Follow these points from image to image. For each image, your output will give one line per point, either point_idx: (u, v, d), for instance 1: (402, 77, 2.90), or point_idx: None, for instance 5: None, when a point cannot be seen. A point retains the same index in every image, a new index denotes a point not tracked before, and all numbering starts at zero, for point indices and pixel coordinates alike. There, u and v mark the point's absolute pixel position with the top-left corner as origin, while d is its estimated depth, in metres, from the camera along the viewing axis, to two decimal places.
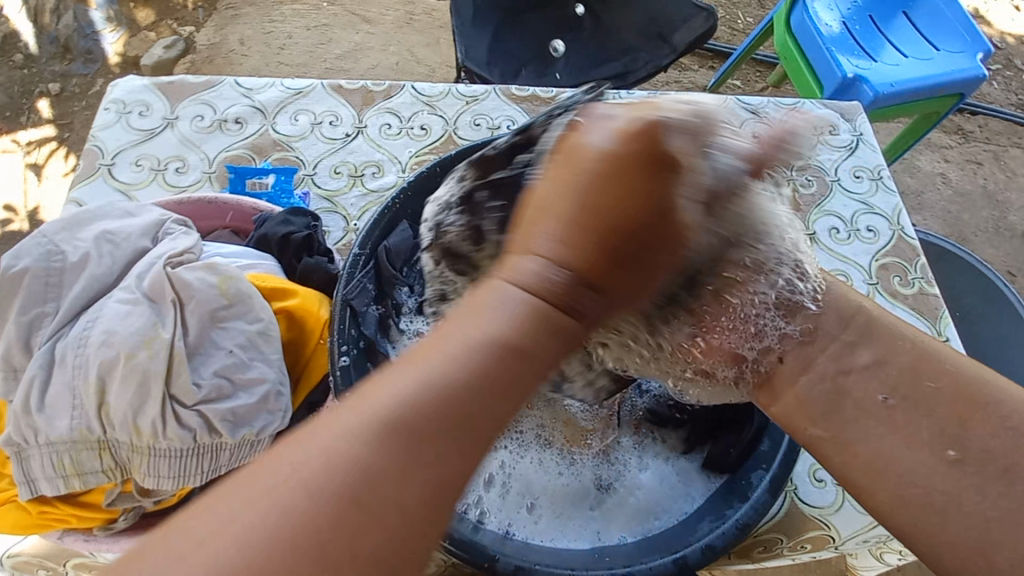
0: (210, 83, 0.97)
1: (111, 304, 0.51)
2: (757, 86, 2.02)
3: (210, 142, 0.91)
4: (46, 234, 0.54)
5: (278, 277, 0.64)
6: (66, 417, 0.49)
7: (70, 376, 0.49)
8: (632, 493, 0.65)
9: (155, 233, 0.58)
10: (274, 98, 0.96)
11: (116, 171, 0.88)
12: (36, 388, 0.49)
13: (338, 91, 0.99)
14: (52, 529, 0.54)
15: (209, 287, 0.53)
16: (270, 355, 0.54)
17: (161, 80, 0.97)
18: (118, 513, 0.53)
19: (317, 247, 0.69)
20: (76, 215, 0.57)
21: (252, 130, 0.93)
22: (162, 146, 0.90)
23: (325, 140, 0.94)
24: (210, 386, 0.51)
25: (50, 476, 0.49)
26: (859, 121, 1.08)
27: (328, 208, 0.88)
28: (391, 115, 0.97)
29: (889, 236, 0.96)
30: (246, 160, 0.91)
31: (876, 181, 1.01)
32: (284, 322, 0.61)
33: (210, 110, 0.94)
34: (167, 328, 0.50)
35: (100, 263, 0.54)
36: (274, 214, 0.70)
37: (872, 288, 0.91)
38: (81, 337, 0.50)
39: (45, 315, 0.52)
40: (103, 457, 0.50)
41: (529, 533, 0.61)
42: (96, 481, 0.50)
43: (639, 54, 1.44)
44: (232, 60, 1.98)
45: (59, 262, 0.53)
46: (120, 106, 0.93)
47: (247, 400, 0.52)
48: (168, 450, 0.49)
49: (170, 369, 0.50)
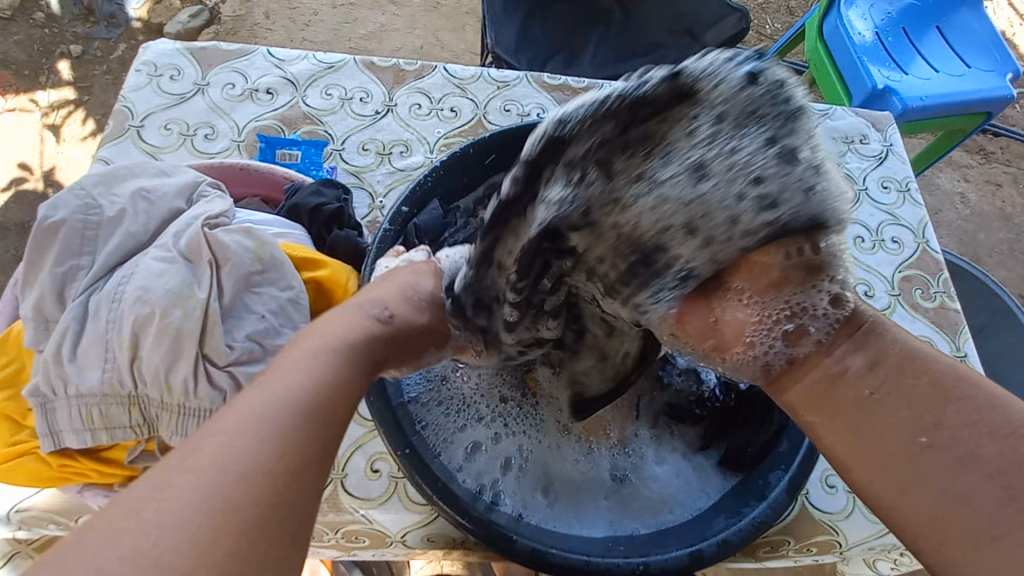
0: (243, 51, 0.96)
1: (147, 261, 0.51)
2: None
3: (239, 111, 0.91)
4: (84, 187, 0.54)
5: (308, 247, 0.64)
6: (97, 370, 0.49)
7: (104, 329, 0.49)
8: (648, 485, 0.65)
9: (190, 194, 0.58)
10: (305, 71, 0.96)
11: (144, 133, 0.87)
12: (69, 338, 0.49)
13: (370, 68, 0.98)
14: (73, 482, 0.54)
15: (244, 250, 0.53)
16: (300, 323, 0.54)
17: (192, 45, 0.96)
18: (137, 471, 0.54)
19: (347, 221, 0.69)
20: (113, 170, 0.56)
21: (282, 102, 0.93)
22: (192, 112, 0.90)
23: (355, 116, 0.93)
24: (241, 349, 0.51)
25: (78, 428, 0.49)
26: (889, 132, 1.07)
27: (355, 184, 0.88)
28: (421, 96, 0.97)
29: (914, 249, 0.96)
30: (275, 130, 0.90)
31: (904, 193, 1.01)
32: (312, 291, 0.61)
33: (241, 79, 0.94)
34: (202, 289, 0.50)
35: (137, 220, 0.54)
36: (306, 184, 0.69)
37: (893, 299, 0.91)
38: (116, 292, 0.50)
39: (80, 268, 0.52)
40: (131, 412, 0.50)
41: (544, 517, 0.61)
42: (123, 436, 0.50)
43: (668, 52, 1.43)
44: (255, 33, 1.97)
45: (96, 217, 0.53)
46: (152, 69, 0.93)
47: None
48: (196, 409, 0.49)
49: (203, 329, 0.50)
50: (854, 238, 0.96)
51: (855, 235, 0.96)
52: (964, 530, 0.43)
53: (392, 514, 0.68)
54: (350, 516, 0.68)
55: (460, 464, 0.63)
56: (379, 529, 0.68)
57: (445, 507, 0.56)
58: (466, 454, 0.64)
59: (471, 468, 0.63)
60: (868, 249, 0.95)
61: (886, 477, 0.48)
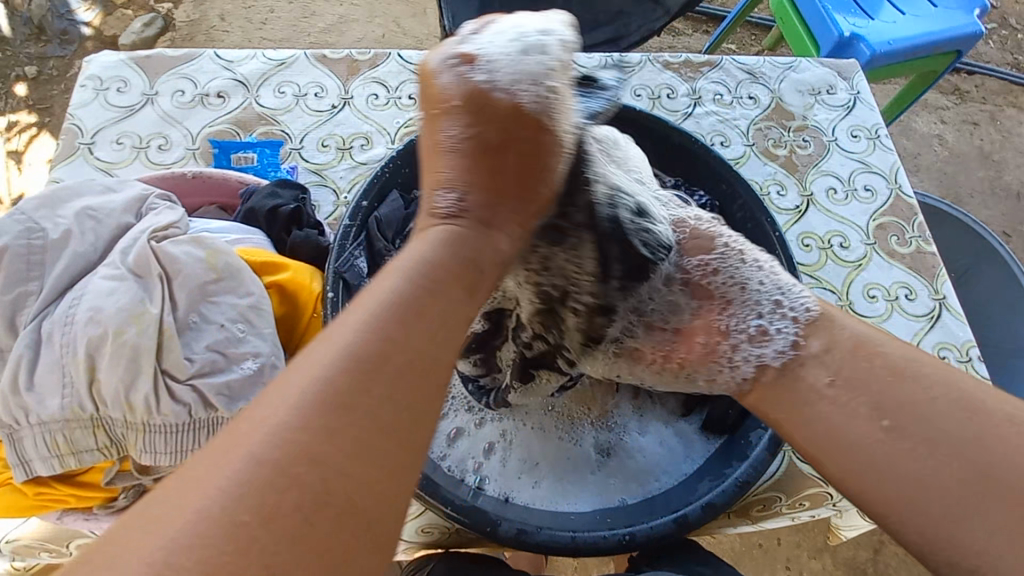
0: (189, 56, 0.93)
1: (95, 282, 0.49)
2: (752, 50, 2.03)
3: (192, 118, 0.89)
4: (24, 212, 0.52)
5: (268, 251, 0.62)
6: (56, 396, 0.47)
7: (59, 354, 0.47)
8: (633, 455, 0.65)
9: (138, 209, 0.57)
10: (255, 70, 0.93)
11: (96, 149, 0.85)
12: (24, 367, 0.47)
13: (322, 62, 0.96)
14: (51, 509, 0.53)
15: (197, 261, 0.52)
16: (264, 329, 0.53)
17: (137, 54, 0.93)
18: (118, 491, 0.54)
19: (306, 221, 0.67)
20: (54, 192, 0.55)
21: (235, 105, 0.90)
22: (144, 123, 0.88)
23: (311, 113, 0.91)
24: (202, 360, 0.50)
25: (44, 456, 0.48)
26: (856, 79, 1.06)
27: (317, 182, 0.86)
28: (377, 85, 0.95)
29: (886, 196, 0.96)
30: (230, 135, 0.88)
31: (874, 139, 1.01)
32: (275, 296, 0.60)
33: (191, 85, 0.91)
34: (155, 303, 0.49)
35: (83, 240, 0.52)
36: (261, 187, 0.68)
37: (870, 248, 0.92)
38: (67, 315, 0.48)
39: (28, 295, 0.50)
40: (97, 435, 0.49)
41: (531, 498, 0.61)
42: (92, 459, 0.49)
43: (632, 18, 1.43)
44: (213, 37, 1.93)
45: (40, 241, 0.51)
46: (97, 83, 0.90)
47: (241, 373, 0.51)
48: (162, 426, 0.49)
49: (160, 344, 0.49)
50: (827, 189, 0.96)
51: (827, 186, 0.96)
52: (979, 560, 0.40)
53: None
54: None
55: (443, 453, 0.63)
56: None
57: (427, 498, 0.56)
58: (449, 441, 0.64)
59: (455, 455, 0.63)
60: (841, 199, 0.95)
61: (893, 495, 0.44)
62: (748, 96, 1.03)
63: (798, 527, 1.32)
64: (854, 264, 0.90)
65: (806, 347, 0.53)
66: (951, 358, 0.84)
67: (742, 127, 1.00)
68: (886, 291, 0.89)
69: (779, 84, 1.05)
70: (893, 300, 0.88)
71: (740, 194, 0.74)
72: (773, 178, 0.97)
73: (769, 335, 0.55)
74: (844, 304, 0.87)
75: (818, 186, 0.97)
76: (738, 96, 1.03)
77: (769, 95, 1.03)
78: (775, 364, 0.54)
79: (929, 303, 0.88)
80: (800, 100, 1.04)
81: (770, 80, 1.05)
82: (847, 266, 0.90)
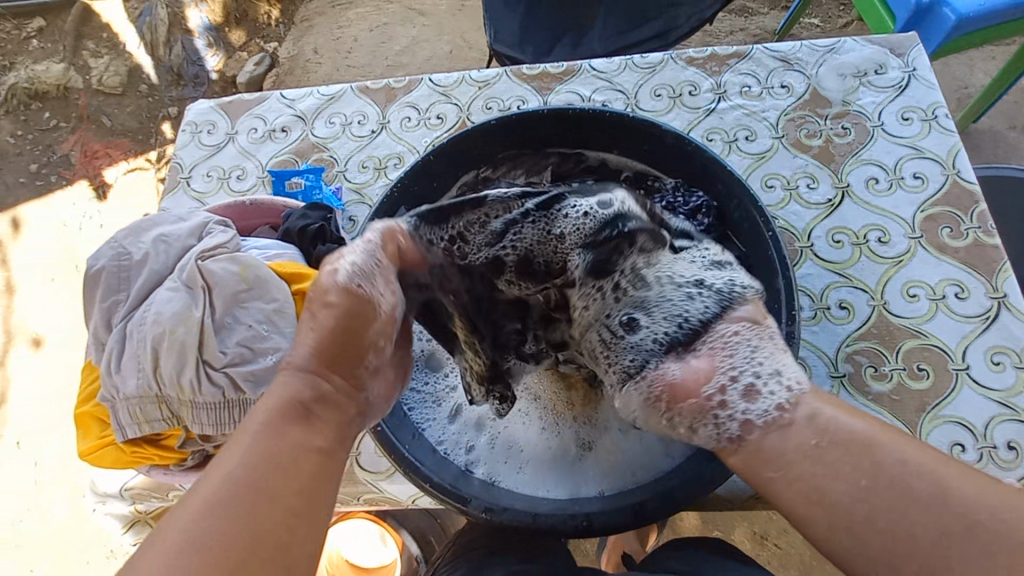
0: (261, 98, 1.11)
1: (159, 292, 0.64)
2: (837, 23, 1.88)
3: (262, 150, 1.06)
4: (118, 240, 0.69)
5: (296, 263, 0.75)
6: (134, 378, 0.63)
7: (135, 347, 0.63)
8: (615, 450, 0.69)
9: (200, 232, 0.72)
10: (311, 105, 1.09)
11: (192, 182, 1.06)
12: (114, 356, 0.64)
13: (365, 92, 1.09)
14: (142, 464, 0.70)
15: (231, 274, 0.65)
16: (285, 328, 0.66)
17: (223, 100, 1.13)
18: (188, 454, 0.69)
19: (330, 236, 0.79)
20: (141, 223, 0.71)
21: (294, 137, 1.06)
22: (226, 158, 1.07)
23: (354, 138, 1.04)
24: (233, 353, 0.64)
25: (129, 423, 0.63)
26: (912, 55, 0.97)
27: (357, 200, 0.99)
28: (411, 109, 1.06)
29: (941, 183, 0.87)
30: (290, 163, 1.04)
31: (929, 121, 0.91)
32: (301, 301, 0.72)
33: (262, 122, 1.09)
34: (198, 308, 0.64)
35: (158, 259, 0.68)
36: (296, 210, 0.81)
37: (914, 242, 0.84)
38: (141, 318, 0.64)
39: (119, 302, 0.67)
40: (162, 408, 0.64)
41: (513, 483, 0.67)
42: (160, 427, 0.64)
43: (680, 9, 1.41)
44: (308, 68, 2.19)
45: (128, 261, 0.68)
46: (194, 127, 1.11)
47: (263, 363, 0.64)
48: (204, 403, 0.62)
49: (201, 340, 0.63)
50: (866, 180, 0.89)
51: (866, 177, 0.90)
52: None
53: (399, 485, 0.78)
54: (365, 486, 0.79)
55: (439, 436, 0.71)
56: (391, 497, 0.80)
57: (413, 476, 0.64)
58: (446, 420, 0.73)
59: (448, 438, 0.71)
60: (884, 189, 0.88)
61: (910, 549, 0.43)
62: (780, 85, 0.98)
63: None
64: (893, 260, 0.83)
65: (793, 417, 0.51)
66: (1007, 364, 0.75)
67: (771, 118, 0.96)
68: (930, 289, 0.81)
69: (817, 69, 0.99)
70: (938, 299, 0.80)
71: (736, 194, 0.73)
72: (804, 170, 0.92)
73: (759, 395, 0.52)
74: (877, 304, 0.81)
75: (856, 177, 0.90)
76: (769, 86, 0.98)
77: (804, 81, 0.98)
78: (758, 427, 0.52)
79: (985, 302, 0.79)
80: (841, 85, 0.97)
81: (806, 65, 0.99)
82: (883, 263, 0.84)
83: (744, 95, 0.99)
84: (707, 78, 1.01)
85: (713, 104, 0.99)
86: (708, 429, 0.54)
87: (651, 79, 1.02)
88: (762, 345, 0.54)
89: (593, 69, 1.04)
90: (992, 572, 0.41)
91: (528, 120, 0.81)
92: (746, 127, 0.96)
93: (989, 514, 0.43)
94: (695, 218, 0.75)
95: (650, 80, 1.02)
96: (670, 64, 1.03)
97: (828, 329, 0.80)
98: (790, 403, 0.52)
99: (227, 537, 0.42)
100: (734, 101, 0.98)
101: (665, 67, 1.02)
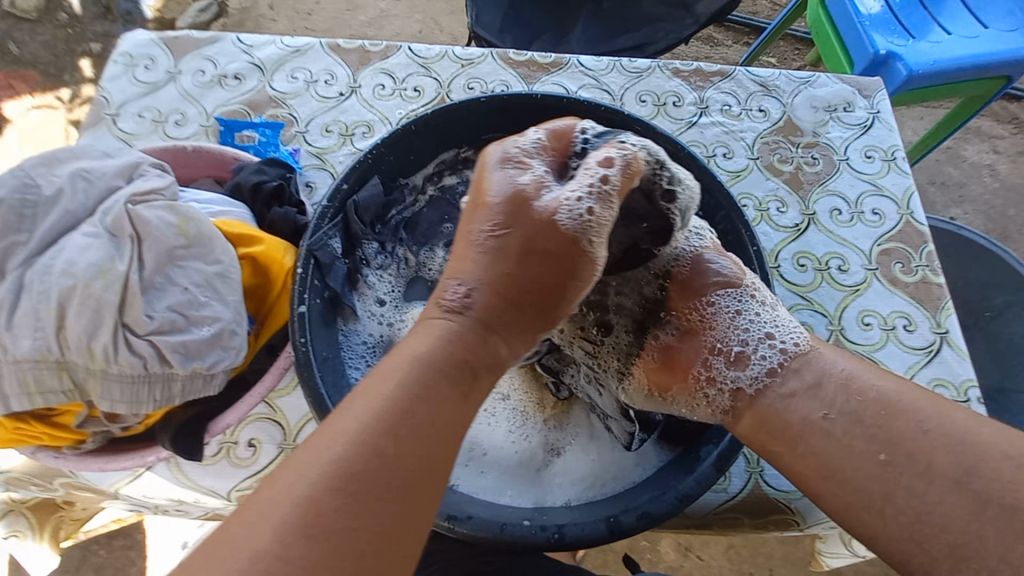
0: (212, 38, 0.99)
1: (74, 238, 0.53)
2: (793, 64, 1.99)
3: (209, 97, 0.94)
4: (24, 169, 0.57)
5: (246, 224, 0.66)
6: (28, 337, 0.51)
7: (34, 300, 0.51)
8: (584, 458, 0.66)
9: (130, 174, 0.61)
10: (272, 56, 0.98)
11: (120, 121, 0.91)
12: (4, 309, 0.51)
13: (335, 50, 0.99)
14: (26, 445, 0.57)
15: (169, 226, 0.56)
16: (227, 297, 0.57)
17: (167, 35, 0.99)
18: (87, 435, 0.58)
19: (288, 198, 0.70)
20: (56, 154, 0.59)
21: (249, 87, 0.95)
22: (164, 99, 0.93)
23: (319, 99, 0.95)
24: (162, 319, 0.54)
25: (14, 393, 0.51)
26: (877, 98, 1.02)
27: (316, 165, 0.90)
28: (385, 76, 0.98)
29: (896, 221, 0.92)
30: (241, 115, 0.93)
31: (889, 162, 0.97)
32: (248, 268, 0.63)
33: (211, 66, 0.96)
34: (123, 262, 0.53)
35: (74, 199, 0.57)
36: (250, 164, 0.71)
37: (870, 274, 0.88)
38: (45, 266, 0.52)
39: (16, 244, 0.54)
40: (62, 377, 0.52)
41: (474, 487, 0.62)
42: (56, 401, 0.52)
43: (661, 24, 1.42)
44: (261, 24, 2.02)
45: (34, 195, 0.56)
46: (128, 59, 0.96)
47: (199, 334, 0.55)
48: (120, 375, 0.52)
49: (124, 300, 0.53)
50: (831, 210, 0.93)
51: (831, 207, 0.93)
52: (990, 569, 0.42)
53: None
54: None
55: None
56: None
57: None
58: None
59: None
60: (846, 221, 0.92)
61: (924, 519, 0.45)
62: (758, 108, 1.00)
63: (792, 560, 1.28)
64: (851, 289, 0.87)
65: (788, 382, 0.57)
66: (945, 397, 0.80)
67: (748, 139, 0.98)
68: (881, 320, 0.85)
69: (793, 99, 1.01)
70: (889, 329, 0.84)
71: (725, 207, 0.72)
72: (775, 194, 0.94)
73: (750, 360, 0.60)
74: (835, 329, 0.84)
75: (822, 206, 0.93)
76: (748, 108, 1.00)
77: (781, 108, 1.00)
78: (750, 389, 0.59)
79: (929, 336, 0.84)
80: (813, 116, 1.00)
81: (783, 93, 1.02)
82: (842, 290, 0.87)
83: (725, 113, 1.00)
84: (691, 91, 1.01)
85: (696, 118, 0.99)
86: (702, 405, 0.62)
87: (637, 83, 1.01)
88: (751, 309, 0.62)
89: (581, 65, 1.01)
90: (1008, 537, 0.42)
91: (516, 102, 0.75)
92: (724, 144, 0.97)
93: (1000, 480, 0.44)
94: None
95: (636, 84, 1.01)
96: (657, 72, 1.02)
97: None
98: (784, 366, 0.58)
99: (338, 506, 0.40)
100: (715, 117, 0.99)
101: (651, 74, 1.02)
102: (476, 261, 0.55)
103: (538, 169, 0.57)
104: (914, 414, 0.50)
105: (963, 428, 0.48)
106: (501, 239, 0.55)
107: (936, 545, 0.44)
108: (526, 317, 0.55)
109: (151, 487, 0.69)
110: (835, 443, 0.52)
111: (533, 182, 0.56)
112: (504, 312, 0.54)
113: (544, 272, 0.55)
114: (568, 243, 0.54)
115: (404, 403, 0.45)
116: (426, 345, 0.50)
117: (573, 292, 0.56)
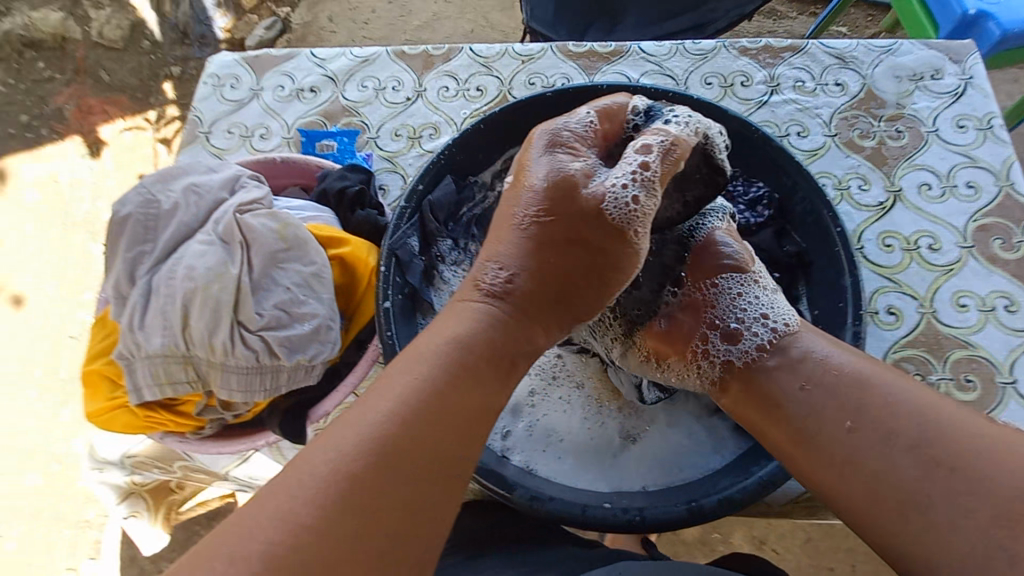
0: (289, 55, 1.06)
1: (192, 245, 0.60)
2: (865, 32, 1.86)
3: (288, 110, 1.01)
4: (147, 185, 0.64)
5: (333, 228, 0.70)
6: (159, 335, 0.58)
7: (162, 302, 0.58)
8: (661, 443, 0.67)
9: (232, 186, 0.67)
10: (343, 67, 1.03)
11: (212, 138, 1.00)
12: (138, 311, 0.58)
13: (401, 57, 1.04)
14: (155, 431, 0.64)
15: (271, 231, 0.61)
16: (322, 294, 0.62)
17: (249, 54, 1.07)
18: (205, 422, 0.64)
19: (369, 201, 0.75)
20: (170, 170, 0.66)
21: (324, 98, 1.01)
22: (249, 115, 1.01)
23: (388, 105, 0.99)
24: (270, 316, 0.59)
25: (150, 384, 0.58)
26: (970, 62, 0.95)
27: (388, 168, 0.94)
28: (449, 78, 1.01)
29: (994, 194, 0.85)
30: (318, 125, 0.99)
31: (985, 131, 0.90)
32: (338, 267, 0.68)
33: (289, 81, 1.03)
34: (235, 265, 0.59)
35: (189, 210, 0.63)
36: (334, 170, 0.76)
37: (965, 252, 0.82)
38: (170, 271, 0.59)
39: (145, 253, 0.61)
40: (187, 370, 0.59)
41: (553, 472, 0.64)
42: (183, 391, 0.59)
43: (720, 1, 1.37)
44: (322, 38, 2.12)
45: (156, 209, 0.63)
46: (216, 80, 1.05)
47: (301, 329, 0.60)
48: (235, 367, 0.58)
49: (237, 300, 0.59)
50: (918, 186, 0.87)
51: (919, 182, 0.88)
52: (941, 535, 0.45)
53: None
54: None
55: None
56: None
57: None
58: None
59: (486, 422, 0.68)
60: (936, 196, 0.86)
61: (876, 489, 0.49)
62: (834, 83, 0.96)
63: (875, 556, 1.23)
64: (943, 269, 0.82)
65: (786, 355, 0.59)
66: None
67: (824, 116, 0.94)
68: (979, 300, 0.79)
69: (872, 70, 0.96)
70: (988, 310, 0.78)
71: (801, 186, 0.71)
72: (855, 171, 0.89)
73: (743, 337, 0.62)
74: (926, 312, 0.79)
75: (909, 182, 0.88)
76: (823, 83, 0.96)
77: (859, 81, 0.95)
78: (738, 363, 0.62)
79: None
80: (896, 87, 0.94)
81: (861, 65, 0.97)
82: (934, 270, 0.82)
83: (797, 90, 0.96)
84: (760, 70, 0.98)
85: (765, 97, 0.96)
86: (694, 376, 0.65)
87: (701, 66, 0.99)
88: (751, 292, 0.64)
89: (642, 52, 1.00)
90: (958, 508, 0.45)
91: (582, 95, 0.75)
92: (797, 123, 0.94)
93: (961, 452, 0.47)
94: (754, 210, 0.77)
95: (701, 67, 0.99)
96: (722, 53, 1.00)
97: (876, 335, 0.78)
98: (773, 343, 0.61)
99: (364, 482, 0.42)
100: (786, 95, 0.95)
101: (716, 55, 0.99)
102: (509, 244, 0.57)
103: (590, 158, 0.59)
104: (889, 394, 0.53)
105: (933, 409, 0.51)
106: (541, 225, 0.56)
107: (884, 513, 0.48)
108: (575, 301, 0.58)
109: (257, 470, 0.76)
110: (812, 416, 0.55)
111: (585, 171, 0.57)
112: (556, 294, 0.56)
113: (578, 257, 0.56)
114: (612, 234, 0.56)
115: (432, 388, 0.47)
116: (462, 327, 0.53)
117: (616, 278, 0.58)
